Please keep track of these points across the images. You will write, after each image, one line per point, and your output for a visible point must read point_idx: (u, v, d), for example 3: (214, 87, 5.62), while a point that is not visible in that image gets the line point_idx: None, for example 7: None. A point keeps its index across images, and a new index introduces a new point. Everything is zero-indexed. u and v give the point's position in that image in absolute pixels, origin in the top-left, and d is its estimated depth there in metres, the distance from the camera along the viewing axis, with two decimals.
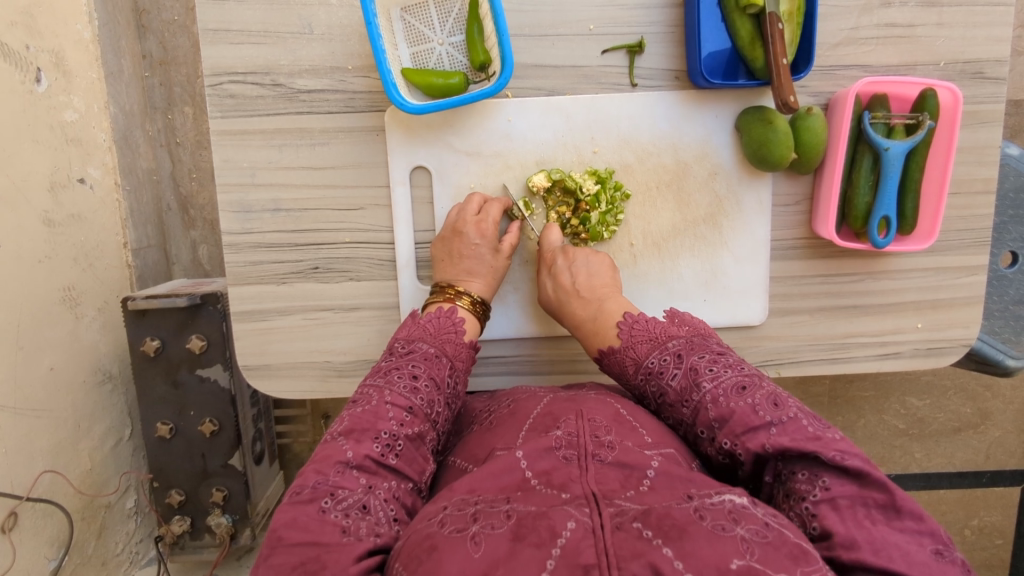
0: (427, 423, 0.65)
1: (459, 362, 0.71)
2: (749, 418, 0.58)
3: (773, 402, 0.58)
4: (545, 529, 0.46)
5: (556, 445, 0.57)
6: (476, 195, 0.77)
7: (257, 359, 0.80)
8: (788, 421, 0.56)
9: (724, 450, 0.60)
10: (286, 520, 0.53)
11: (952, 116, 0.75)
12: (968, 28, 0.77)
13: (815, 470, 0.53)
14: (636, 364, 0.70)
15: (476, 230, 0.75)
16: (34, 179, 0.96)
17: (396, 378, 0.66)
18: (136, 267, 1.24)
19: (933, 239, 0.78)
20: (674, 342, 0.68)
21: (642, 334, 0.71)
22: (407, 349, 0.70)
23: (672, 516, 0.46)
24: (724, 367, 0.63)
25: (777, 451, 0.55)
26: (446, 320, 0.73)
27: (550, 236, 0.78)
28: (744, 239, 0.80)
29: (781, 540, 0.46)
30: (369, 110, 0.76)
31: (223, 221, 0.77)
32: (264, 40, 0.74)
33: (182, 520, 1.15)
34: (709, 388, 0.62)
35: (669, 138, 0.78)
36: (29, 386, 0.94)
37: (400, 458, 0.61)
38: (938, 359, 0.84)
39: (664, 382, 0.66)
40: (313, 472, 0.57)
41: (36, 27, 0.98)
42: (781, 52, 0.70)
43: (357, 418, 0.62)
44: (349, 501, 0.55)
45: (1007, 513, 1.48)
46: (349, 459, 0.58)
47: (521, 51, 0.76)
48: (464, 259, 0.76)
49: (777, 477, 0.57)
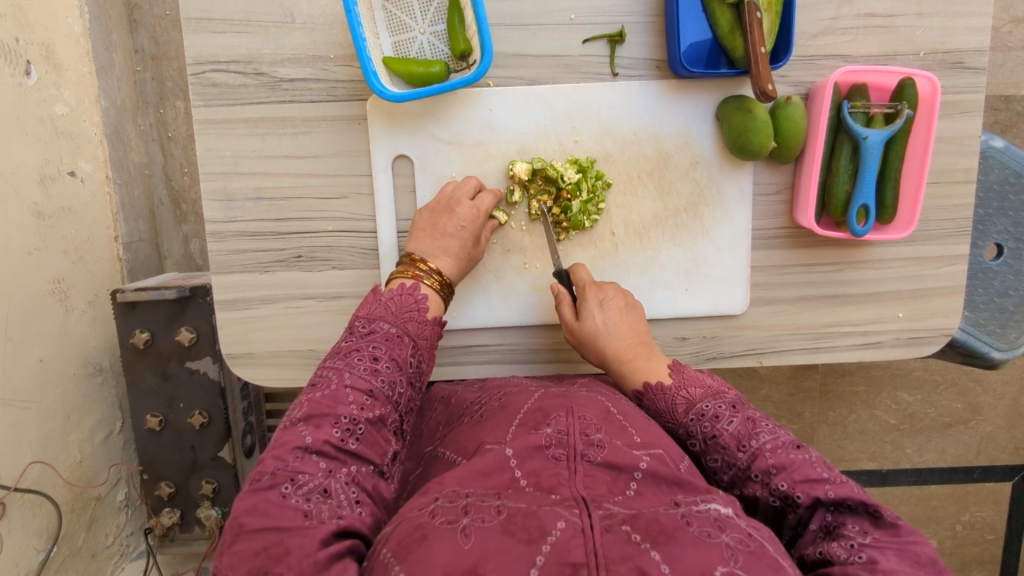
0: (388, 406, 0.64)
1: (422, 341, 0.70)
2: (808, 470, 0.58)
3: (825, 465, 0.60)
4: (536, 528, 0.47)
5: (546, 444, 0.58)
6: (473, 179, 0.77)
7: (240, 348, 0.81)
8: (842, 481, 0.58)
9: (778, 492, 0.59)
10: (247, 508, 0.53)
11: (930, 104, 0.76)
12: (947, 19, 0.78)
13: (867, 526, 0.54)
14: (687, 404, 0.67)
15: (466, 214, 0.75)
16: (24, 172, 0.96)
17: (356, 360, 0.65)
18: (127, 260, 1.24)
19: (913, 228, 0.78)
20: (729, 393, 0.67)
21: (693, 379, 0.70)
22: (367, 329, 0.68)
23: (659, 522, 0.48)
24: (776, 427, 0.64)
25: (835, 500, 0.56)
26: (408, 298, 0.71)
27: (580, 274, 0.78)
28: (725, 228, 0.80)
29: (762, 550, 0.48)
30: (351, 99, 0.76)
31: (206, 210, 0.77)
32: (247, 30, 0.74)
33: (172, 511, 1.15)
34: (768, 439, 0.62)
35: (650, 128, 0.78)
36: (18, 377, 0.94)
37: (360, 442, 0.60)
38: (920, 349, 0.84)
39: (719, 426, 0.64)
40: (271, 459, 0.57)
41: (26, 20, 0.98)
42: (759, 41, 0.70)
43: (316, 404, 0.61)
44: (310, 486, 0.55)
45: (999, 509, 1.48)
46: (308, 445, 0.58)
47: (502, 40, 0.76)
48: (443, 235, 0.75)
49: (824, 529, 0.56)
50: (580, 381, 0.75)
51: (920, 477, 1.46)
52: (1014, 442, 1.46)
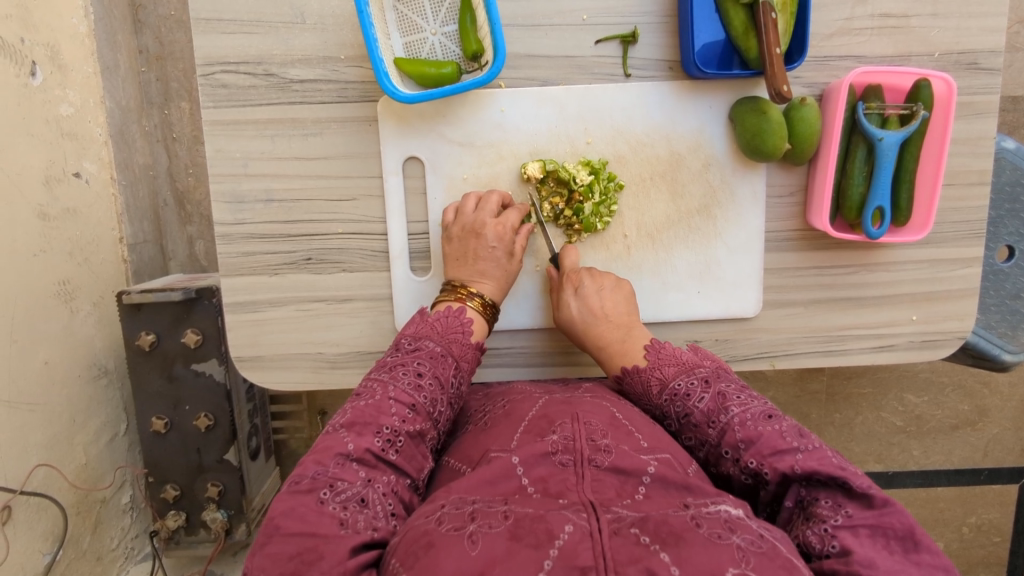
0: (429, 422, 0.64)
1: (465, 362, 0.71)
2: (777, 442, 0.59)
3: (798, 432, 0.60)
4: (543, 531, 0.46)
5: (552, 450, 0.57)
6: (496, 193, 0.76)
7: (249, 350, 0.80)
8: (814, 448, 0.58)
9: (748, 470, 0.60)
10: (284, 510, 0.53)
11: (946, 105, 0.75)
12: (962, 19, 0.77)
13: (840, 499, 0.54)
14: (661, 384, 0.69)
15: (493, 233, 0.74)
16: (28, 173, 0.96)
17: (401, 374, 0.66)
18: (132, 261, 1.24)
19: (927, 231, 0.78)
20: (702, 369, 0.68)
21: (668, 357, 0.71)
22: (413, 346, 0.69)
23: (668, 523, 0.47)
24: (750, 398, 0.64)
25: (804, 474, 0.56)
26: (454, 319, 0.72)
27: (568, 257, 0.78)
28: (738, 231, 0.80)
29: (775, 551, 0.47)
30: (362, 100, 0.76)
31: (215, 212, 0.77)
32: (256, 30, 0.74)
33: (177, 514, 1.15)
34: (737, 412, 0.63)
35: (663, 129, 0.78)
36: (24, 379, 0.94)
37: (400, 454, 0.61)
38: (934, 352, 0.84)
39: (690, 404, 0.66)
40: (312, 462, 0.57)
41: (31, 20, 0.97)
42: (774, 41, 0.70)
43: (359, 412, 0.62)
44: (347, 494, 0.55)
45: (1005, 511, 1.47)
46: (350, 452, 0.58)
47: (513, 41, 0.76)
48: (478, 260, 0.75)
49: (798, 502, 0.57)
50: (585, 386, 0.75)
51: (927, 479, 1.45)
52: (1021, 444, 1.45)
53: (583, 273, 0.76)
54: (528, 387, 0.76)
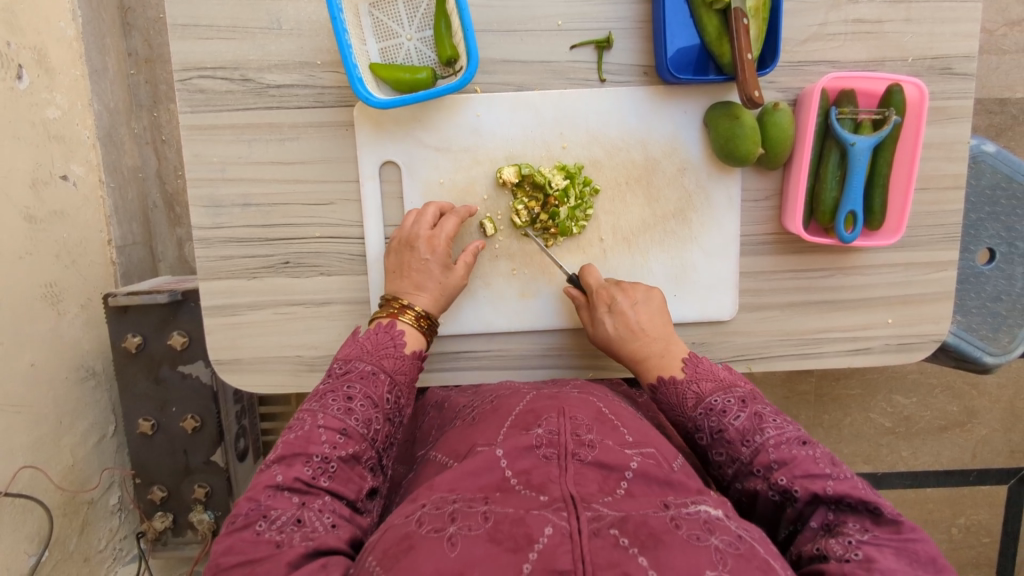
0: (364, 442, 0.64)
1: (399, 376, 0.70)
2: (811, 467, 0.59)
3: (831, 461, 0.60)
4: (522, 536, 0.46)
5: (536, 444, 0.57)
6: (431, 205, 0.76)
7: (227, 353, 0.81)
8: (846, 478, 0.58)
9: (777, 487, 0.60)
10: (223, 549, 0.53)
11: (918, 109, 0.75)
12: (935, 24, 0.77)
13: (868, 524, 0.55)
14: (696, 398, 0.68)
15: (426, 246, 0.75)
16: (15, 176, 0.96)
17: (331, 400, 0.65)
18: (121, 263, 1.24)
19: (901, 235, 0.78)
20: (740, 388, 0.68)
21: (706, 373, 0.70)
22: (344, 369, 0.68)
23: (648, 525, 0.47)
24: (785, 421, 0.64)
25: (836, 497, 0.57)
26: (384, 336, 0.71)
27: (592, 274, 0.78)
28: (715, 234, 0.80)
29: (752, 552, 0.48)
30: (338, 105, 0.76)
31: (193, 215, 0.77)
32: (233, 36, 0.74)
33: (165, 516, 1.15)
34: (772, 434, 0.63)
35: (638, 134, 0.78)
36: (9, 382, 0.94)
37: (334, 479, 0.60)
38: (910, 355, 0.84)
39: (726, 420, 0.65)
40: (245, 499, 0.57)
41: (18, 24, 0.98)
42: (746, 47, 0.70)
43: (288, 444, 0.61)
44: (282, 520, 0.55)
45: (994, 512, 1.48)
46: (280, 483, 0.58)
47: (489, 46, 0.76)
48: (411, 272, 0.75)
49: (824, 525, 0.57)
50: (575, 384, 0.75)
51: (916, 480, 1.46)
52: (1010, 445, 1.46)
53: (615, 288, 0.76)
54: (517, 385, 0.76)
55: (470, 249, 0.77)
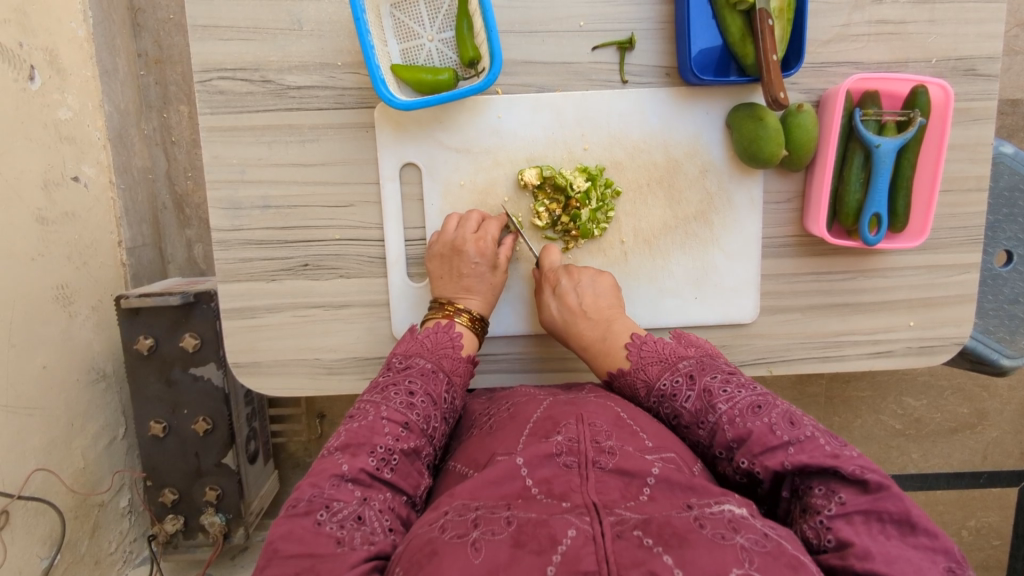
0: (423, 438, 0.64)
1: (456, 377, 0.71)
2: (767, 437, 0.58)
3: (789, 420, 0.59)
4: (546, 537, 0.46)
5: (557, 451, 0.57)
6: (474, 212, 0.77)
7: (246, 357, 0.80)
8: (805, 439, 0.57)
9: (741, 469, 0.59)
10: (282, 534, 0.52)
11: (943, 112, 0.75)
12: (959, 25, 0.77)
13: (834, 486, 0.53)
14: (647, 386, 0.69)
15: (475, 249, 0.74)
16: (27, 177, 0.96)
17: (393, 394, 0.65)
18: (131, 265, 1.24)
19: (925, 238, 0.77)
20: (685, 364, 0.68)
21: (651, 354, 0.71)
22: (404, 364, 0.69)
23: (672, 525, 0.47)
24: (736, 388, 0.63)
25: (795, 468, 0.56)
26: (443, 335, 0.72)
27: (549, 257, 0.78)
28: (737, 237, 0.80)
29: (780, 549, 0.47)
30: (359, 106, 0.76)
31: (212, 217, 0.77)
32: (253, 36, 0.73)
33: (176, 519, 1.14)
34: (724, 410, 0.62)
35: (660, 135, 0.78)
36: (21, 385, 0.94)
37: (395, 472, 0.60)
38: (932, 358, 0.84)
39: (678, 405, 0.65)
40: (308, 486, 0.57)
41: (30, 24, 0.97)
42: (771, 48, 0.69)
43: (353, 433, 0.62)
44: (344, 513, 0.54)
45: (1004, 514, 1.47)
46: (344, 473, 0.58)
47: (510, 47, 0.76)
48: (462, 277, 0.75)
49: (795, 493, 0.56)
50: (589, 387, 0.75)
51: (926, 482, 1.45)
52: (1020, 447, 1.45)
53: (560, 273, 0.77)
54: (533, 390, 0.75)
55: (508, 246, 0.78)
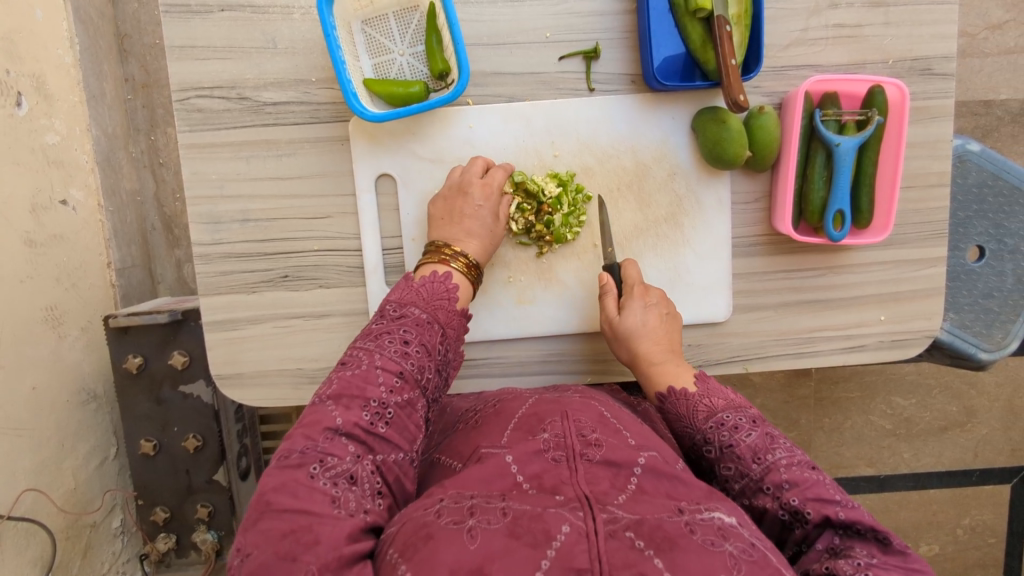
0: (417, 390, 0.65)
1: (450, 329, 0.71)
2: (822, 491, 0.58)
3: (839, 491, 0.59)
4: (541, 532, 0.47)
5: (544, 448, 0.58)
6: (479, 159, 0.78)
7: (229, 368, 0.81)
8: (855, 507, 0.57)
9: (787, 507, 0.58)
10: (277, 486, 0.54)
11: (900, 110, 0.77)
12: (913, 27, 0.80)
13: (878, 550, 0.53)
14: (708, 413, 0.68)
15: (480, 193, 0.75)
16: (15, 201, 0.98)
17: (387, 342, 0.66)
18: (120, 286, 1.25)
19: (888, 232, 0.79)
20: (751, 409, 0.67)
21: (718, 391, 0.70)
22: (398, 313, 0.69)
23: (663, 528, 0.47)
24: (794, 449, 0.64)
25: (845, 521, 0.55)
26: (439, 285, 0.72)
27: (632, 270, 0.79)
28: (706, 237, 0.82)
29: (766, 560, 0.47)
30: (334, 120, 0.78)
31: (192, 233, 0.78)
32: (229, 56, 0.76)
33: (168, 537, 1.15)
34: (783, 456, 0.62)
35: (628, 140, 0.80)
36: (11, 406, 0.94)
37: (389, 426, 0.62)
38: (904, 351, 0.85)
39: (737, 436, 0.64)
40: (301, 437, 0.58)
41: (16, 52, 1.00)
42: (729, 53, 0.72)
43: (346, 383, 0.62)
44: (338, 469, 0.56)
45: (998, 512, 1.47)
46: (338, 426, 0.59)
47: (480, 59, 0.78)
48: (462, 219, 0.76)
49: (829, 548, 0.55)
50: (575, 389, 0.76)
51: (919, 481, 1.46)
52: (1011, 444, 1.46)
53: (647, 290, 0.78)
54: (519, 390, 0.77)
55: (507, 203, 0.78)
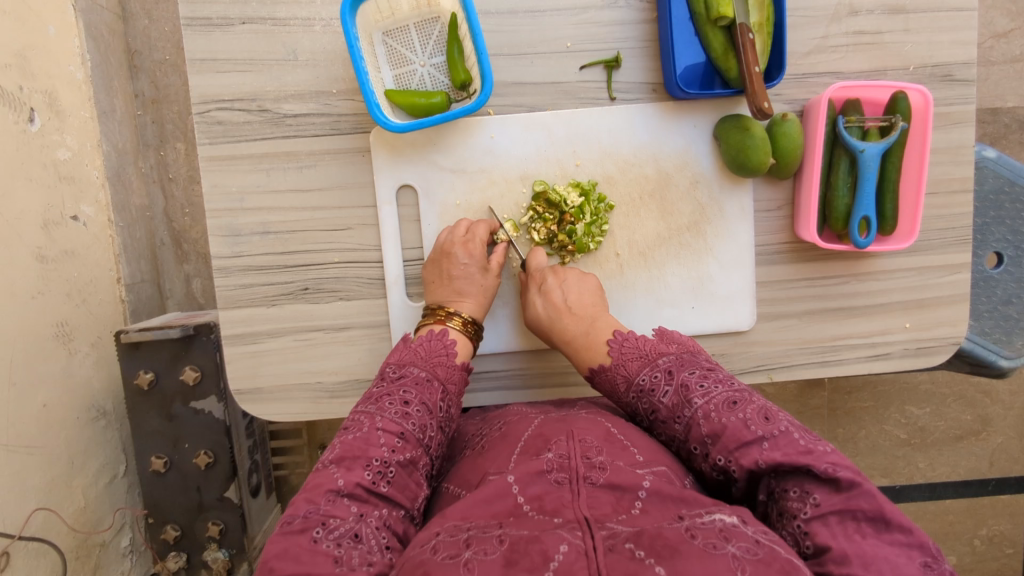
0: (419, 448, 0.65)
1: (450, 386, 0.72)
2: (741, 433, 0.60)
3: (763, 417, 0.60)
4: (538, 553, 0.46)
5: (547, 468, 0.57)
6: (463, 220, 0.78)
7: (248, 383, 0.80)
8: (779, 435, 0.58)
9: (717, 466, 0.61)
10: (278, 551, 0.53)
11: (923, 116, 0.77)
12: (933, 34, 0.79)
13: (808, 486, 0.55)
14: (627, 381, 0.71)
15: (463, 251, 0.76)
16: (27, 217, 0.97)
17: (388, 404, 0.67)
18: (130, 301, 1.24)
19: (914, 239, 0.79)
20: (664, 359, 0.70)
21: (632, 351, 0.72)
22: (398, 373, 0.70)
23: (663, 537, 0.47)
24: (714, 384, 0.65)
25: (770, 466, 0.57)
26: (436, 342, 0.73)
27: (535, 258, 0.79)
28: (729, 245, 0.81)
29: (772, 556, 0.47)
30: (354, 132, 0.77)
31: (212, 246, 0.78)
32: (249, 68, 0.75)
33: (178, 555, 1.13)
34: (700, 405, 0.64)
35: (649, 149, 0.79)
36: (22, 423, 0.93)
37: (392, 485, 0.61)
38: (929, 359, 0.84)
39: (656, 399, 0.67)
40: (304, 502, 0.58)
41: (29, 69, 1.00)
42: (753, 61, 0.71)
43: (348, 446, 0.63)
44: (341, 530, 0.55)
45: (1016, 522, 1.45)
46: (340, 488, 0.59)
47: (500, 70, 0.78)
48: (453, 279, 0.76)
49: (771, 494, 0.58)
50: (579, 404, 0.74)
51: (934, 491, 1.44)
52: None
53: (547, 272, 0.78)
54: (523, 408, 0.75)
55: (499, 253, 0.80)
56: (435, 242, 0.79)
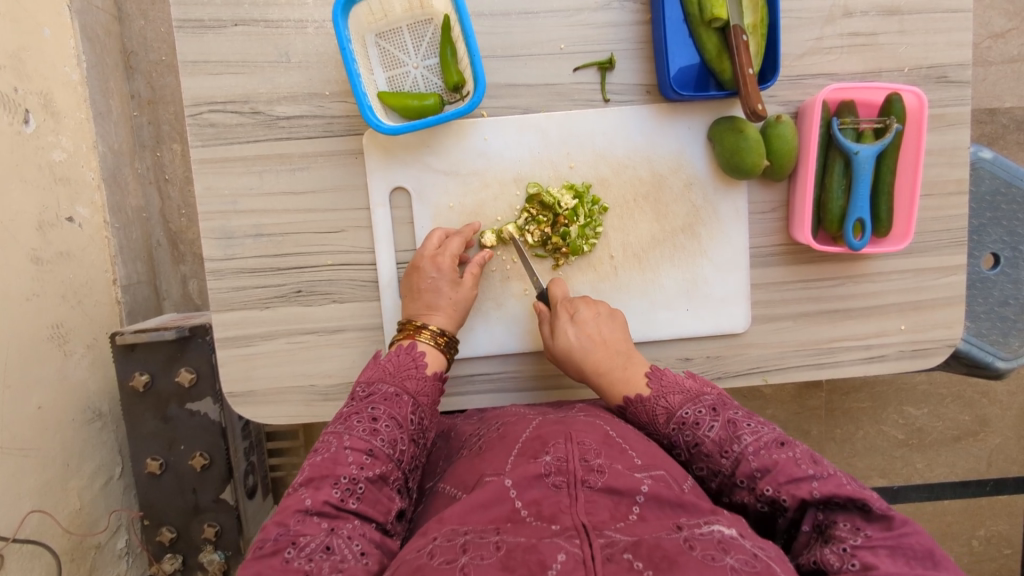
0: (390, 463, 0.65)
1: (422, 398, 0.71)
2: (792, 469, 0.60)
3: (812, 459, 0.61)
4: (536, 562, 0.46)
5: (545, 472, 0.56)
6: (437, 231, 0.78)
7: (242, 386, 0.80)
8: (829, 475, 0.59)
9: (764, 498, 0.60)
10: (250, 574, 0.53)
11: (918, 118, 0.77)
12: (928, 35, 0.79)
13: (858, 522, 0.55)
14: (667, 413, 0.69)
15: (431, 265, 0.76)
16: (21, 219, 0.96)
17: (356, 422, 0.66)
18: (126, 302, 1.24)
19: (908, 241, 0.78)
20: (708, 396, 0.69)
21: (672, 386, 0.71)
22: (367, 392, 0.70)
23: (661, 547, 0.46)
24: (759, 424, 0.65)
25: (822, 498, 0.57)
26: (405, 357, 0.73)
27: (558, 287, 0.78)
28: (724, 247, 0.81)
29: (770, 570, 0.47)
30: (347, 134, 0.77)
31: (205, 248, 0.77)
32: (242, 70, 0.75)
33: (174, 558, 1.13)
34: (750, 441, 0.63)
35: (643, 151, 0.79)
36: (17, 425, 0.93)
37: (362, 501, 0.61)
38: (925, 361, 0.84)
39: (700, 433, 0.66)
40: (274, 525, 0.58)
41: (24, 70, 0.99)
42: (747, 62, 0.71)
43: (316, 467, 0.63)
44: (312, 546, 0.56)
45: (1014, 522, 1.45)
46: (309, 507, 0.59)
47: (494, 71, 0.78)
48: (423, 294, 0.76)
49: (817, 528, 0.57)
50: (576, 407, 0.74)
51: (932, 492, 1.44)
52: None
53: (578, 302, 0.77)
54: (521, 410, 0.75)
55: (477, 260, 0.79)
56: (425, 241, 0.78)
